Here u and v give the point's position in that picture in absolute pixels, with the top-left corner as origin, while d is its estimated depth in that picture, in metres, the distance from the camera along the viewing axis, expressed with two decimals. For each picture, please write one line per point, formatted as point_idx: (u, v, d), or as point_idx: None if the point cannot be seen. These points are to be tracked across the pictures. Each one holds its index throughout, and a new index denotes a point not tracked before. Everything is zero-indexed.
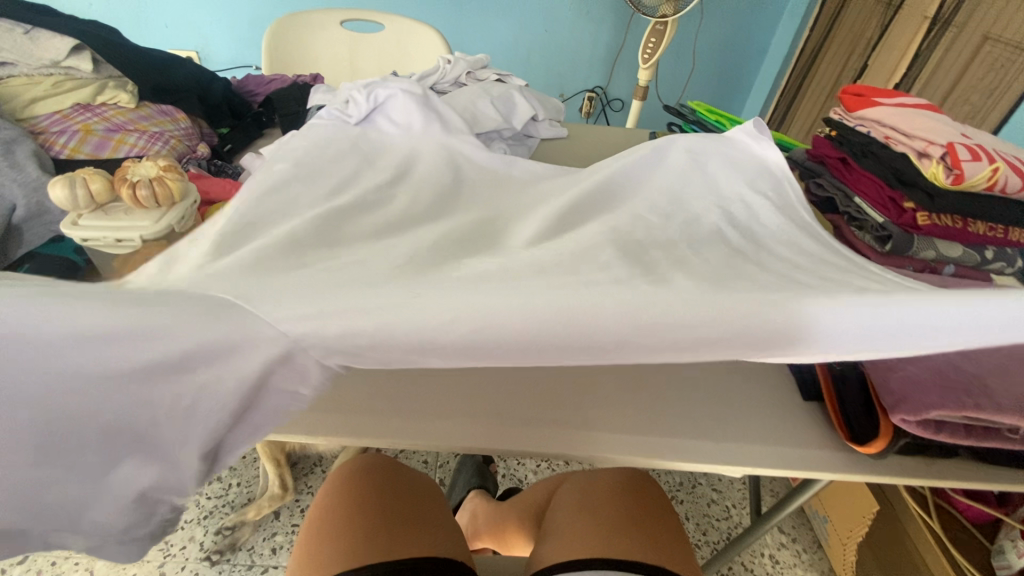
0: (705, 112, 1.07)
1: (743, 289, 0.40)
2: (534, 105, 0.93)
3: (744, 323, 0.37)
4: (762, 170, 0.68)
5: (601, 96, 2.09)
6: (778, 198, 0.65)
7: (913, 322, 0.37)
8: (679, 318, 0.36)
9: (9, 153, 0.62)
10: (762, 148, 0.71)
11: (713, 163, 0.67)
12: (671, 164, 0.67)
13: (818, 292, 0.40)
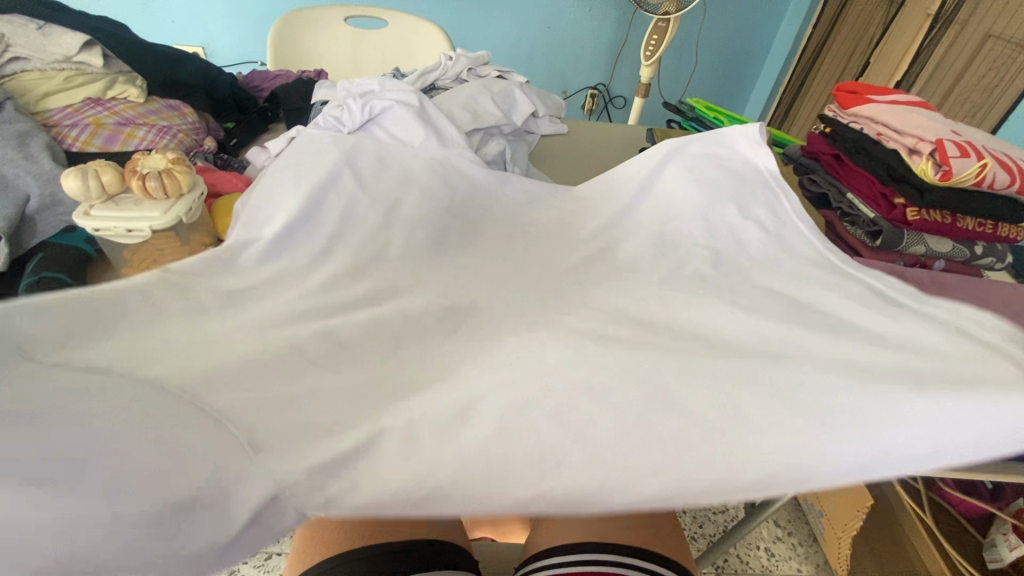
0: (703, 109, 1.08)
1: (756, 431, 0.39)
2: (534, 101, 0.94)
3: (745, 465, 0.38)
4: (752, 182, 0.70)
5: (604, 93, 2.10)
6: (770, 213, 0.67)
7: (903, 445, 0.39)
8: (671, 463, 0.37)
9: (24, 145, 0.64)
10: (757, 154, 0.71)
11: (706, 179, 0.70)
12: (659, 197, 0.71)
13: (797, 400, 0.41)
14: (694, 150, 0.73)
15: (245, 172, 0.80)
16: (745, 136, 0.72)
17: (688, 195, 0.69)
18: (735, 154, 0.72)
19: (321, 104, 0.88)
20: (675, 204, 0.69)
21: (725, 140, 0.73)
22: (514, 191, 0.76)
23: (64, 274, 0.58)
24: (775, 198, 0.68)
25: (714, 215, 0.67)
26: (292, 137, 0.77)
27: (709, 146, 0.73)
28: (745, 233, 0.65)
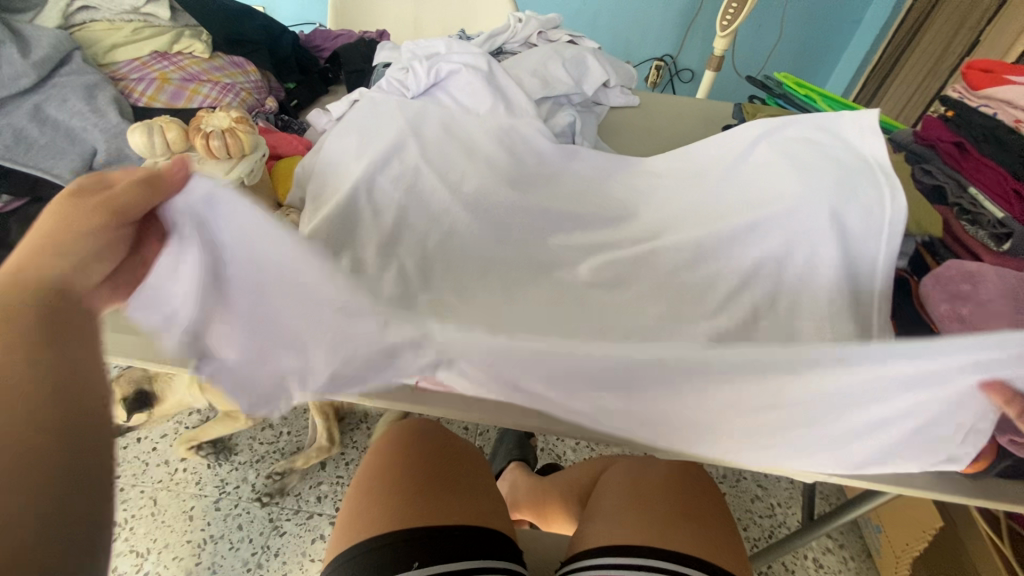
0: (792, 86, 0.97)
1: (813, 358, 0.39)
2: (607, 70, 0.87)
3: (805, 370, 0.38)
4: (859, 171, 0.60)
5: (671, 65, 1.97)
6: (864, 217, 0.58)
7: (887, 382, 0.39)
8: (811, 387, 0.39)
9: (92, 98, 0.63)
10: (862, 143, 0.63)
11: (803, 163, 0.62)
12: (724, 189, 0.65)
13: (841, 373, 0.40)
14: (795, 133, 0.65)
15: (304, 135, 0.77)
16: (854, 124, 0.64)
17: (775, 183, 0.62)
18: (841, 142, 0.64)
19: (383, 66, 0.84)
20: (758, 198, 0.62)
21: (829, 126, 0.65)
22: (582, 166, 0.70)
23: None
24: (878, 191, 0.59)
25: (801, 209, 0.59)
26: (354, 100, 0.74)
27: (812, 129, 0.65)
28: (822, 244, 0.57)
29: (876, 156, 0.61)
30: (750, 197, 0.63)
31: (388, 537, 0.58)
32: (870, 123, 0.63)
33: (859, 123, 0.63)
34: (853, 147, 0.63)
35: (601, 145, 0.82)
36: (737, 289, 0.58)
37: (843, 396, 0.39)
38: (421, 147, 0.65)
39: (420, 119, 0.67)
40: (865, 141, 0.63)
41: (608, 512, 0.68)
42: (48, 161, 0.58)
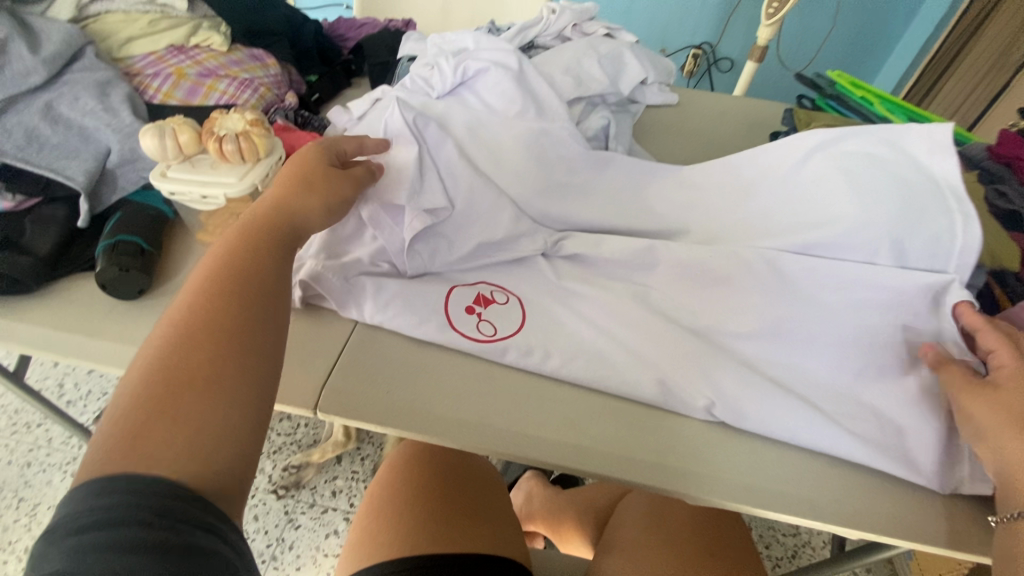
0: (848, 87, 0.90)
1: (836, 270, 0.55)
2: (646, 67, 0.81)
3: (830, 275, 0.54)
4: (928, 194, 0.54)
5: (709, 54, 1.87)
6: (929, 246, 0.53)
7: (883, 286, 0.53)
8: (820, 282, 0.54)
9: (105, 96, 0.61)
10: (930, 160, 0.57)
11: (867, 184, 0.56)
12: (771, 207, 0.60)
13: (861, 276, 0.54)
14: (858, 148, 0.59)
15: (325, 133, 0.74)
16: (923, 138, 0.57)
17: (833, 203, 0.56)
18: (910, 160, 0.57)
19: (408, 59, 0.80)
20: (813, 219, 0.57)
21: (896, 140, 0.58)
22: (618, 173, 0.65)
23: (141, 239, 0.55)
24: (948, 218, 0.53)
25: (862, 236, 0.54)
26: (376, 99, 0.70)
27: (878, 144, 0.58)
28: (876, 276, 0.53)
29: (948, 176, 0.56)
30: (802, 215, 0.58)
31: (397, 563, 0.56)
32: (942, 139, 0.56)
33: (930, 137, 0.57)
34: (920, 164, 0.57)
35: (636, 150, 0.77)
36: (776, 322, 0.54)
37: (848, 287, 0.54)
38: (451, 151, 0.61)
39: (444, 122, 0.64)
40: (937, 161, 0.56)
41: (626, 543, 0.65)
42: (60, 162, 0.56)
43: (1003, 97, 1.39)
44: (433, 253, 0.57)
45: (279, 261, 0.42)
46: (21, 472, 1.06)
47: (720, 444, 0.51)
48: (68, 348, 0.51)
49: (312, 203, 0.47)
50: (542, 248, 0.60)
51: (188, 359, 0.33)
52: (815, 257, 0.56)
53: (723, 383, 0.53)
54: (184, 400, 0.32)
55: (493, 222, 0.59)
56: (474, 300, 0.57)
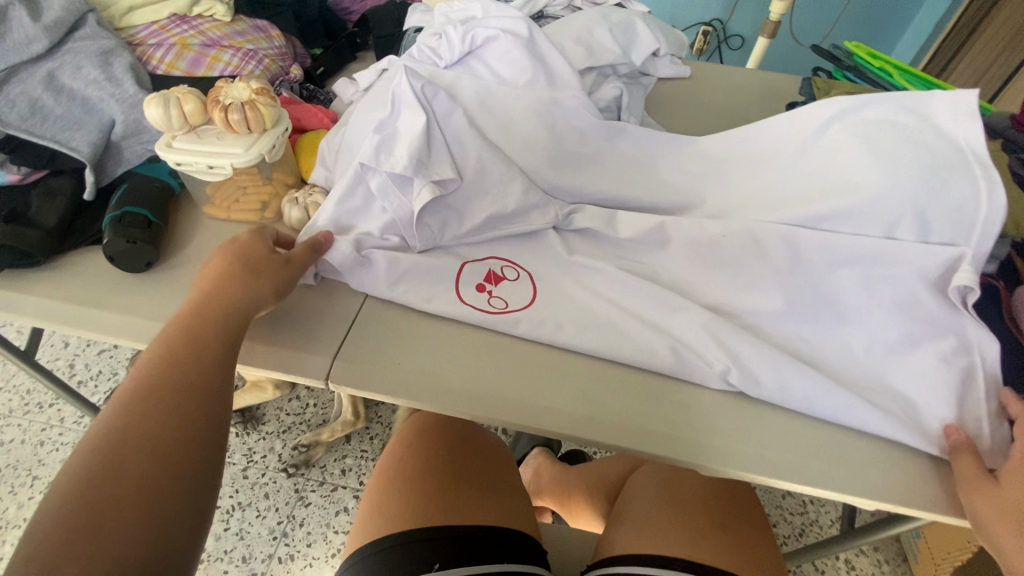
0: (866, 57, 0.87)
1: (854, 239, 0.54)
2: (659, 37, 0.80)
3: (847, 245, 0.53)
4: (953, 163, 0.53)
5: (719, 31, 1.83)
6: (952, 215, 0.52)
7: (901, 257, 0.52)
8: (834, 251, 0.54)
9: (108, 66, 0.60)
10: (955, 126, 0.55)
11: (893, 152, 0.54)
12: (787, 175, 0.59)
13: (880, 245, 0.52)
14: (880, 116, 0.57)
15: (331, 106, 0.73)
16: (948, 104, 0.56)
17: (854, 171, 0.55)
18: (936, 127, 0.55)
19: (415, 31, 0.78)
20: (831, 188, 0.56)
21: (919, 107, 0.57)
22: (630, 144, 0.63)
23: (148, 211, 0.54)
24: (973, 187, 0.52)
25: (885, 204, 0.53)
26: (383, 69, 0.69)
27: (903, 111, 0.57)
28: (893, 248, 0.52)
29: (973, 142, 0.54)
30: (820, 183, 0.57)
31: (408, 535, 0.56)
32: (969, 104, 0.55)
33: (954, 102, 0.55)
34: (945, 131, 0.55)
35: (647, 122, 0.75)
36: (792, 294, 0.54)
37: (864, 257, 0.53)
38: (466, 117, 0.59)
39: (454, 91, 0.62)
40: (964, 128, 0.54)
41: (638, 516, 0.65)
42: (64, 134, 0.56)
43: None
44: (443, 224, 0.56)
45: (219, 358, 0.42)
46: (35, 450, 1.07)
47: (734, 415, 0.51)
48: (77, 321, 0.50)
49: (257, 292, 0.47)
50: (553, 221, 0.59)
51: (116, 480, 0.33)
52: (832, 226, 0.55)
53: (741, 354, 0.52)
54: (111, 525, 0.32)
55: (504, 193, 0.57)
56: (485, 278, 0.56)
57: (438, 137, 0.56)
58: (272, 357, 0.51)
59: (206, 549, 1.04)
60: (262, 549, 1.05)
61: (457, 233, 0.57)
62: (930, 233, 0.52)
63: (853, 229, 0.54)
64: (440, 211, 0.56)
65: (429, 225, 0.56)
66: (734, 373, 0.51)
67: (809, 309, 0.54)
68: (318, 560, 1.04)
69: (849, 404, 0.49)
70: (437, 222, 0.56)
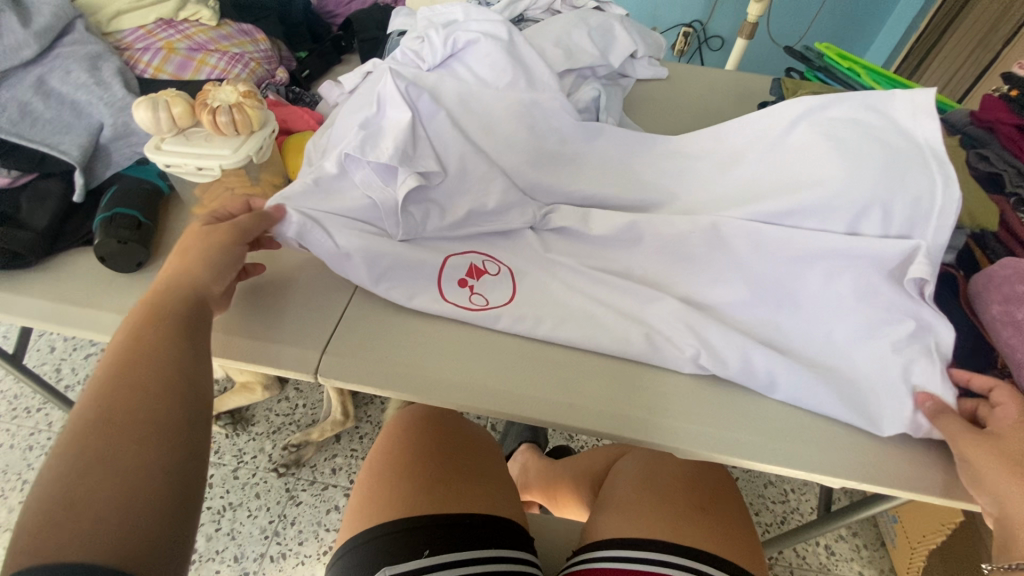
0: (836, 58, 0.90)
1: (819, 231, 0.56)
2: (636, 40, 0.82)
3: (814, 236, 0.56)
4: (912, 158, 0.56)
5: (699, 33, 1.87)
6: (911, 207, 0.55)
7: (867, 245, 0.54)
8: (802, 242, 0.56)
9: (96, 70, 0.61)
10: (913, 123, 0.58)
11: (856, 149, 0.57)
12: (758, 172, 0.61)
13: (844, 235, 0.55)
14: (844, 114, 0.60)
15: (316, 109, 0.74)
16: (908, 102, 0.59)
17: (821, 166, 0.57)
18: (897, 125, 0.58)
19: (398, 34, 0.80)
20: (799, 182, 0.58)
21: (881, 105, 0.60)
22: (608, 143, 0.65)
23: (138, 213, 0.56)
24: (931, 180, 0.55)
25: (849, 198, 0.55)
26: (367, 72, 0.71)
27: (866, 109, 0.59)
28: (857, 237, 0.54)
29: (930, 138, 0.57)
30: (790, 178, 0.59)
31: (397, 523, 0.58)
32: (926, 102, 0.58)
33: (913, 101, 0.58)
34: (904, 128, 0.58)
35: (626, 122, 0.78)
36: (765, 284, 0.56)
37: (830, 246, 0.55)
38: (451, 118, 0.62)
39: (436, 93, 0.64)
40: (923, 125, 0.58)
41: (620, 503, 0.67)
42: (54, 137, 0.57)
43: (993, 69, 1.40)
44: (425, 216, 0.58)
45: (169, 336, 0.42)
46: (23, 455, 1.07)
47: (708, 400, 0.53)
48: (69, 320, 0.51)
49: (204, 274, 0.47)
50: (531, 221, 0.61)
51: (84, 462, 0.34)
52: (800, 218, 0.57)
53: (715, 341, 0.54)
54: (83, 501, 0.32)
55: (484, 193, 0.60)
56: (466, 272, 0.58)
57: (423, 136, 0.59)
58: (263, 352, 0.52)
59: (197, 550, 1.04)
60: (254, 548, 1.05)
61: (439, 223, 0.58)
62: (891, 224, 0.55)
63: (820, 221, 0.56)
64: (421, 201, 0.58)
65: (411, 215, 0.57)
66: (708, 360, 0.53)
67: (776, 298, 0.57)
68: (310, 557, 1.05)
69: (817, 388, 0.51)
70: (420, 212, 0.58)
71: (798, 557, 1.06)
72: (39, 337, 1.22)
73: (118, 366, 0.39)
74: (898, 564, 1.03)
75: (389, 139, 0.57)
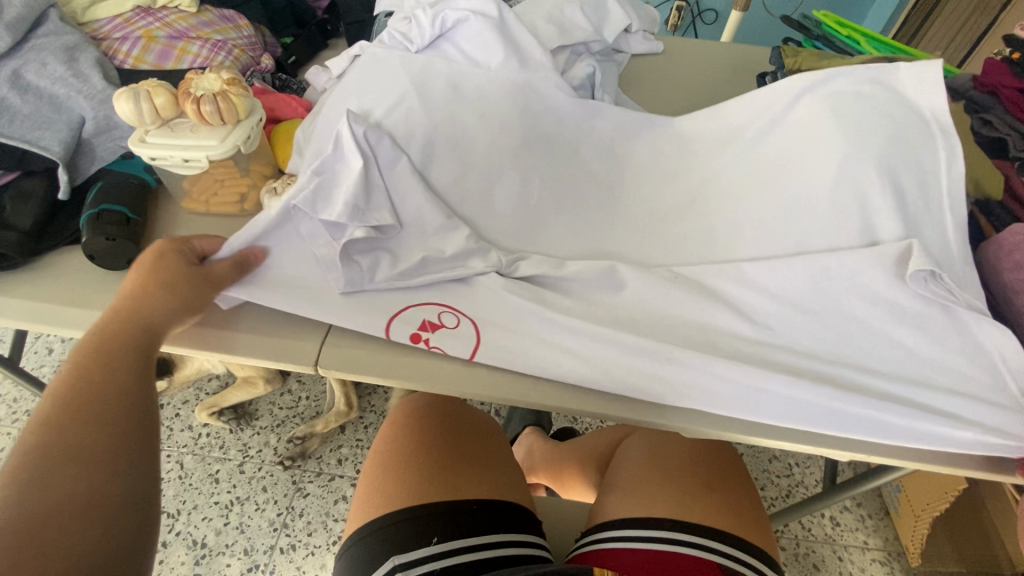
0: (833, 25, 0.89)
1: (827, 205, 0.55)
2: (630, 13, 0.80)
3: (822, 210, 0.55)
4: (919, 142, 0.56)
5: (692, 6, 1.83)
6: (917, 179, 0.55)
7: (878, 219, 0.54)
8: (807, 219, 0.56)
9: (73, 62, 0.59)
10: (916, 94, 0.58)
11: (869, 129, 0.56)
12: (766, 151, 0.60)
13: (852, 209, 0.54)
14: (857, 91, 0.58)
15: (304, 95, 0.73)
16: (912, 77, 0.59)
17: (830, 143, 0.56)
18: (910, 109, 0.57)
19: (385, 15, 0.77)
20: (807, 158, 0.58)
21: (887, 79, 0.59)
22: (605, 121, 0.64)
23: (125, 208, 0.54)
24: (933, 168, 0.56)
25: (863, 182, 0.54)
26: (355, 55, 0.68)
27: (880, 90, 0.58)
28: (867, 210, 0.54)
29: (935, 111, 0.57)
30: (798, 155, 0.58)
31: (404, 512, 0.57)
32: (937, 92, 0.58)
33: (918, 74, 0.58)
34: (908, 101, 0.58)
35: (622, 98, 0.76)
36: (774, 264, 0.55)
37: (840, 219, 0.55)
38: (413, 163, 0.57)
39: (426, 76, 0.62)
40: (932, 112, 0.58)
41: (628, 483, 0.67)
42: (34, 133, 0.55)
43: (992, 32, 1.37)
44: (373, 267, 0.53)
45: (125, 367, 0.43)
46: None
47: None
48: (61, 320, 0.50)
49: (175, 303, 0.46)
50: (495, 265, 0.54)
51: (45, 497, 0.35)
52: (809, 193, 0.56)
53: (720, 323, 0.53)
54: (51, 534, 0.34)
55: (442, 241, 0.55)
56: (419, 326, 0.51)
57: (378, 182, 0.55)
58: (262, 346, 0.51)
59: (207, 544, 1.05)
60: (264, 540, 1.06)
61: (392, 271, 0.53)
62: (903, 195, 0.54)
63: (829, 195, 0.55)
64: (370, 249, 0.54)
65: (361, 263, 0.52)
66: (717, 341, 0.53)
67: None
68: (319, 548, 1.06)
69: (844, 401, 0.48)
70: (370, 259, 0.53)
71: (804, 529, 1.07)
72: (36, 339, 1.21)
73: (60, 398, 0.39)
74: (903, 533, 1.04)
75: (351, 193, 0.52)
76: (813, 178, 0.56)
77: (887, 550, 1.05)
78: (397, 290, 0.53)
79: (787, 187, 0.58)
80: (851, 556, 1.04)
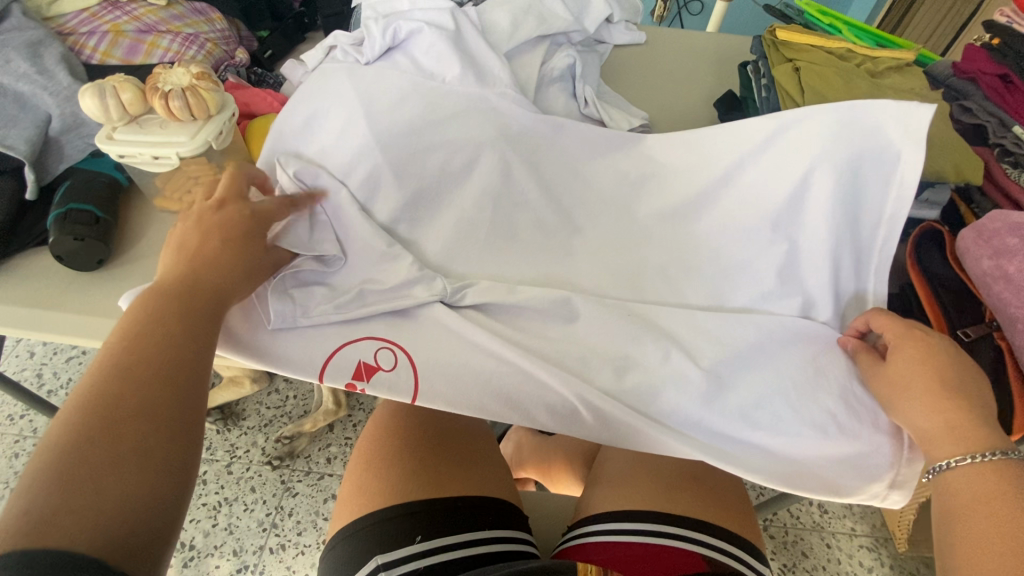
0: (816, 14, 0.88)
1: (767, 249, 0.58)
2: (611, 3, 0.79)
3: (767, 256, 0.58)
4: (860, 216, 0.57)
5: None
6: (854, 234, 0.57)
7: (813, 273, 0.56)
8: (760, 254, 0.58)
9: (37, 58, 0.58)
10: (895, 117, 0.55)
11: (814, 203, 0.57)
12: (732, 184, 0.60)
13: (790, 261, 0.57)
14: (814, 156, 0.56)
15: (281, 90, 0.71)
16: (899, 120, 0.55)
17: (779, 207, 0.58)
18: (862, 179, 0.56)
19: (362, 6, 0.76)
20: (761, 201, 0.59)
21: (870, 115, 0.56)
22: None
23: (94, 207, 0.53)
24: (869, 240, 0.57)
25: (804, 252, 0.57)
26: (331, 47, 0.67)
27: (842, 155, 0.56)
28: (802, 265, 0.57)
29: (910, 161, 0.55)
30: (751, 194, 0.59)
31: (388, 511, 0.57)
32: (892, 163, 0.56)
33: (897, 109, 0.55)
34: (885, 142, 0.56)
35: (602, 90, 0.76)
36: (729, 282, 0.58)
37: (782, 267, 0.57)
38: (353, 195, 0.55)
39: (381, 78, 0.59)
40: (887, 184, 0.56)
41: (614, 476, 0.66)
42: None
43: (974, 21, 1.38)
44: (306, 302, 0.49)
45: (202, 329, 0.40)
46: (10, 463, 1.03)
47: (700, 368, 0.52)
48: (33, 323, 0.49)
49: (245, 274, 0.45)
50: (438, 295, 0.51)
51: (107, 447, 0.32)
52: (760, 237, 0.58)
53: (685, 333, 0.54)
54: (102, 490, 0.30)
55: (379, 273, 0.52)
56: (355, 374, 0.48)
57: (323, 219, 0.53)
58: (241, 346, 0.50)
59: (196, 546, 1.04)
60: (254, 541, 1.05)
61: (326, 308, 0.49)
62: (841, 249, 0.56)
63: (771, 246, 0.58)
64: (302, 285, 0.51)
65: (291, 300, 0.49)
66: (704, 340, 0.53)
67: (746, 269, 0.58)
68: (310, 547, 1.05)
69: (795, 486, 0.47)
70: (303, 296, 0.50)
71: (793, 517, 1.08)
72: (16, 343, 1.18)
73: (140, 346, 0.37)
74: (890, 520, 1.05)
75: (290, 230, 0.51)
76: (760, 226, 0.58)
77: (874, 536, 1.06)
78: (329, 327, 0.49)
79: (745, 218, 0.59)
80: (839, 543, 1.05)
